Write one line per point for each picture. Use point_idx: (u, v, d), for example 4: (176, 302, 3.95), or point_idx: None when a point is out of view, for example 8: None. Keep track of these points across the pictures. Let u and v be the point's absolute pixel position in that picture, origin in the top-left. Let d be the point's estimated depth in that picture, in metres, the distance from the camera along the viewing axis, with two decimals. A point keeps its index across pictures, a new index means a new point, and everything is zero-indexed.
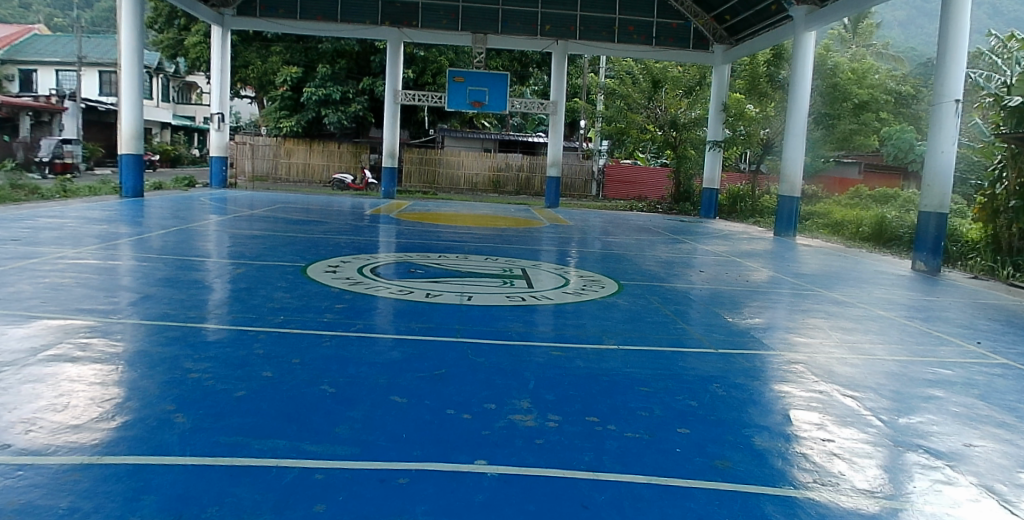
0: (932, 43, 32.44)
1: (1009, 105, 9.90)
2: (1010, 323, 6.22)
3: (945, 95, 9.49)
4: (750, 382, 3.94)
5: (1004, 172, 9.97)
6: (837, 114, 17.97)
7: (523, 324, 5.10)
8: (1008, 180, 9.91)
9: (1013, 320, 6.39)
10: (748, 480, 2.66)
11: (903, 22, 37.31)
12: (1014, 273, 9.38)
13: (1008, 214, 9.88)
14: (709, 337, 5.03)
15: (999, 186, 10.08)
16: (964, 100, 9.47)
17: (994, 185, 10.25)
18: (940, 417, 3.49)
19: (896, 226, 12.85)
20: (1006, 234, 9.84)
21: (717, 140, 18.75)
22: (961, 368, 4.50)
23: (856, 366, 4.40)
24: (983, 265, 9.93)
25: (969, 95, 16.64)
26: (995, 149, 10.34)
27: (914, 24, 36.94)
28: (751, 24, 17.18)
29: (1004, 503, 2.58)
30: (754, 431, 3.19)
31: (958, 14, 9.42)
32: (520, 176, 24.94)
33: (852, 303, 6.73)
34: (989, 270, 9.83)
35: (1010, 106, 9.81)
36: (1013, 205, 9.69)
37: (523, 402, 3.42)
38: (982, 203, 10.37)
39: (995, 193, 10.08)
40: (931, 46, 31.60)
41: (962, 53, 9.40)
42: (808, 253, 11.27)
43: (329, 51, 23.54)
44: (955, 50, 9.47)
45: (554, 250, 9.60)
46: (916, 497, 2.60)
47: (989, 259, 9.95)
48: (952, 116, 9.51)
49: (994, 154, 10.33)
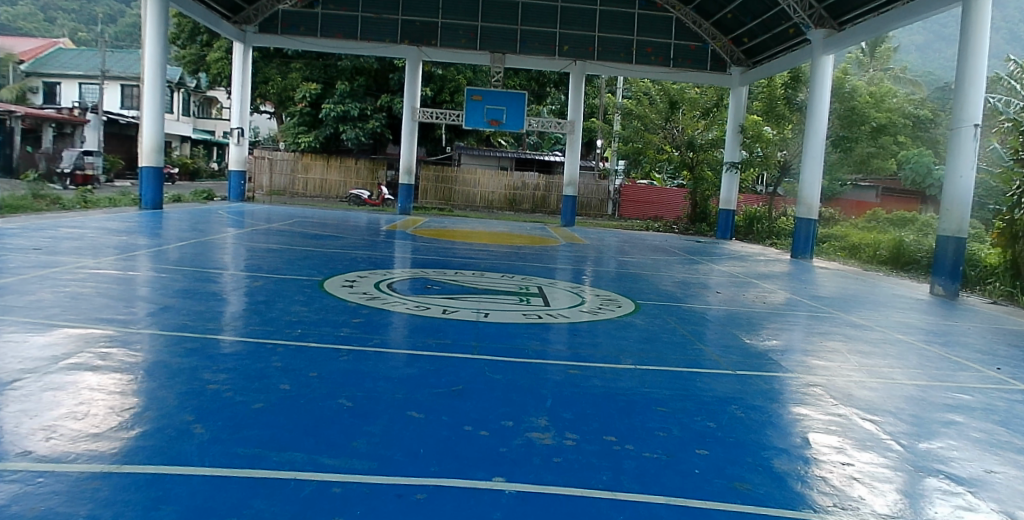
0: (950, 66, 32.57)
1: None
2: None
3: (963, 120, 9.45)
4: (768, 405, 3.91)
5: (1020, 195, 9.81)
6: (856, 137, 17.54)
7: (538, 342, 5.13)
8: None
9: None
10: (767, 503, 2.64)
11: (921, 46, 37.50)
12: None
13: None
14: (725, 359, 4.99)
15: (1019, 210, 9.87)
16: (983, 125, 9.41)
17: (1013, 210, 10.05)
18: (960, 443, 3.45)
19: (914, 249, 12.76)
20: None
21: (734, 162, 18.69)
22: (981, 394, 4.45)
23: (874, 389, 4.37)
24: (1003, 289, 9.88)
25: (991, 120, 16.58)
26: (1015, 176, 10.00)
27: (933, 47, 37.05)
28: (769, 48, 17.22)
29: None
30: (773, 453, 3.17)
31: (977, 38, 9.38)
32: (536, 195, 25.17)
33: (870, 326, 6.68)
34: (1009, 295, 9.75)
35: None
36: None
37: (540, 419, 3.43)
38: (1001, 228, 10.23)
39: (1016, 218, 9.90)
40: (949, 70, 31.78)
41: (981, 79, 9.33)
42: (826, 276, 11.20)
43: (348, 68, 24.01)
44: (974, 75, 9.39)
45: (568, 268, 9.67)
46: None
47: (1008, 284, 9.88)
48: (971, 141, 9.43)
49: (1013, 181, 10.01)
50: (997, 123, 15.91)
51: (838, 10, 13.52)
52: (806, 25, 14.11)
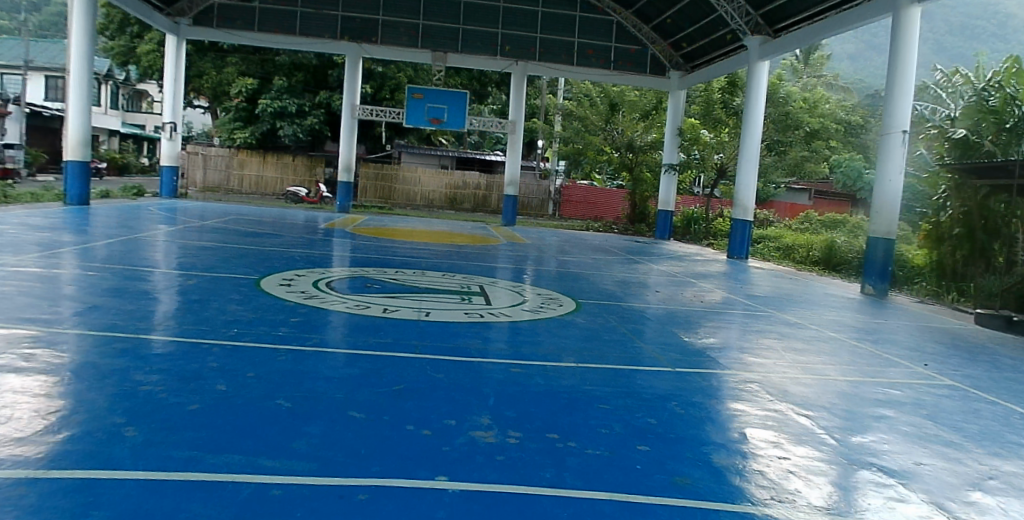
0: (879, 75, 34.04)
1: (954, 137, 10.63)
2: (953, 346, 6.48)
3: (893, 126, 9.88)
4: (707, 401, 3.99)
5: (946, 200, 10.48)
6: (789, 142, 18.50)
7: (479, 341, 5.10)
8: (950, 209, 10.33)
9: (956, 343, 6.64)
10: (707, 497, 2.69)
11: (852, 54, 39.10)
12: (958, 297, 9.75)
13: (951, 240, 10.26)
14: (664, 357, 5.08)
15: (944, 214, 10.53)
16: (910, 131, 9.86)
17: (939, 214, 10.68)
18: (890, 437, 3.60)
19: (846, 250, 13.32)
20: (951, 260, 10.24)
21: (672, 163, 19.02)
22: (909, 389, 4.65)
23: (809, 385, 4.51)
24: (929, 288, 10.45)
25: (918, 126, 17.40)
26: (940, 180, 10.84)
27: (864, 56, 38.70)
28: (707, 53, 17.63)
29: None
30: (712, 448, 3.24)
31: (906, 47, 9.83)
32: (477, 194, 25.13)
33: (804, 325, 6.91)
34: (935, 294, 10.22)
35: (954, 137, 10.52)
36: (957, 232, 10.07)
37: (483, 418, 3.41)
38: (927, 231, 10.87)
39: (940, 221, 10.53)
40: (879, 78, 33.23)
41: (910, 87, 9.79)
42: (761, 276, 11.56)
43: (286, 63, 23.36)
44: (903, 83, 9.87)
45: (510, 267, 9.67)
46: (871, 514, 2.66)
47: (935, 284, 10.35)
48: (900, 147, 9.87)
49: (938, 185, 10.82)
50: None
51: (773, 18, 13.96)
52: (742, 32, 14.53)
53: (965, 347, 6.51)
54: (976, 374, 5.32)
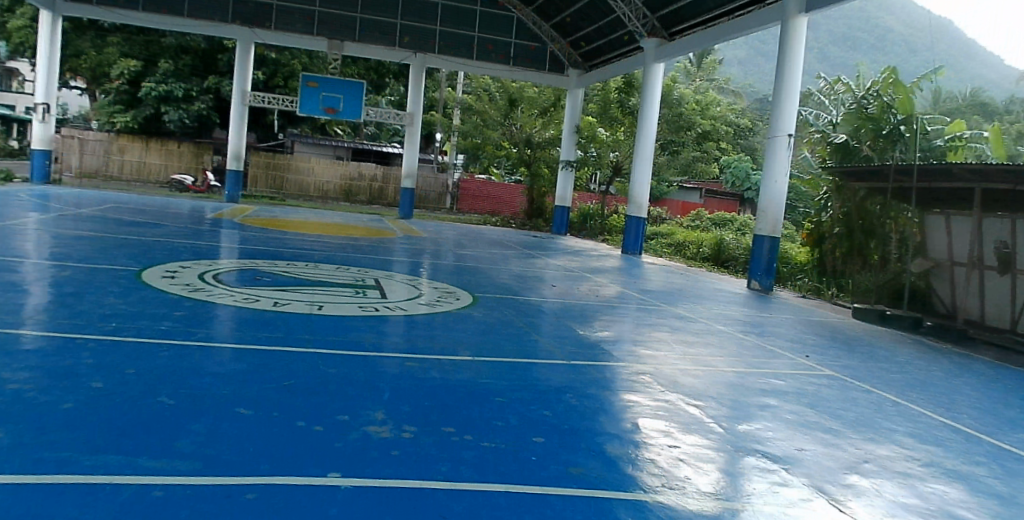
0: (766, 81, 36.17)
1: (835, 142, 11.40)
2: (829, 338, 6.97)
3: (778, 129, 10.52)
4: (600, 392, 4.08)
5: (828, 202, 11.32)
6: (682, 142, 19.23)
7: (374, 335, 4.97)
8: (832, 210, 11.15)
9: (832, 335, 7.15)
10: (600, 486, 2.73)
11: (743, 60, 41.38)
12: (837, 293, 10.64)
13: (831, 239, 11.10)
14: (560, 349, 5.16)
15: (825, 214, 11.38)
16: (794, 135, 10.51)
17: (821, 214, 11.57)
18: (774, 425, 3.81)
19: (733, 248, 14.13)
20: (831, 258, 11.16)
21: (570, 160, 19.53)
22: (791, 379, 4.95)
23: (699, 376, 4.72)
24: (811, 285, 11.26)
25: (800, 131, 18.58)
26: (821, 182, 11.68)
27: (754, 62, 41.07)
28: (604, 52, 18.07)
29: (833, 502, 2.82)
30: (605, 438, 3.30)
31: (792, 56, 10.44)
32: (373, 186, 24.48)
33: (694, 318, 7.23)
34: (816, 290, 11.09)
35: (835, 143, 11.29)
36: (836, 231, 10.86)
37: (377, 412, 3.31)
38: (810, 231, 11.70)
39: (822, 221, 11.34)
40: (766, 85, 35.30)
41: (795, 94, 10.44)
42: (654, 271, 12.02)
43: (172, 45, 22.17)
44: (789, 90, 10.49)
45: (408, 261, 9.53)
46: (756, 498, 2.79)
47: (816, 281, 11.25)
48: (784, 149, 10.49)
49: (820, 186, 11.67)
50: (806, 134, 17.85)
51: (668, 22, 14.51)
52: (639, 34, 15.01)
53: (840, 339, 7.01)
54: (848, 363, 5.75)
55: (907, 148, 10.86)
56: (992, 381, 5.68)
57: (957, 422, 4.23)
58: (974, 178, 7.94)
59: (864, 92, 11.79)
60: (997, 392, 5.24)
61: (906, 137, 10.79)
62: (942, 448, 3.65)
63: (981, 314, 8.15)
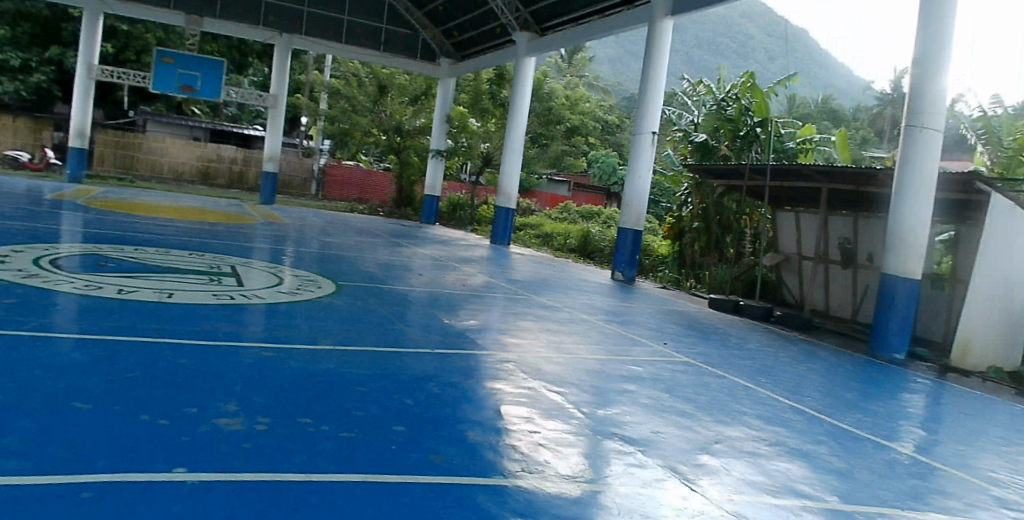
0: (632, 82, 37.83)
1: (695, 141, 12.14)
2: (684, 326, 7.41)
3: (644, 127, 11.03)
4: (463, 380, 4.09)
5: (688, 197, 12.00)
6: (550, 135, 19.70)
7: (231, 324, 4.66)
8: (691, 205, 11.80)
9: (687, 324, 7.61)
10: (462, 473, 2.72)
11: (613, 59, 43.13)
12: (694, 284, 11.30)
13: (690, 233, 11.74)
14: (425, 338, 5.12)
15: (685, 209, 11.98)
16: (658, 133, 11.09)
17: (680, 209, 12.16)
18: (633, 409, 3.98)
19: (599, 240, 14.72)
20: (690, 251, 11.79)
21: (439, 149, 19.15)
22: (649, 365, 5.21)
23: (562, 363, 4.85)
24: (671, 277, 11.67)
25: (663, 131, 19.56)
26: (683, 179, 12.35)
27: (623, 61, 42.89)
28: (476, 44, 18.03)
29: (684, 481, 2.97)
30: (467, 426, 3.30)
31: (658, 58, 10.95)
32: (233, 169, 23.00)
33: (558, 307, 7.43)
34: (675, 283, 11.59)
35: (696, 142, 12.08)
36: (696, 226, 11.51)
37: (230, 404, 3.11)
38: (670, 224, 12.24)
39: (682, 216, 11.95)
40: (634, 84, 36.92)
41: (660, 94, 10.96)
42: (521, 262, 12.23)
43: (9, 11, 20.54)
44: (655, 89, 10.99)
45: (269, 248, 9.06)
46: (614, 479, 2.88)
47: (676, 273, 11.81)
48: (650, 147, 11.06)
49: (681, 183, 12.33)
50: (668, 133, 18.82)
51: (541, 18, 14.73)
52: (512, 27, 15.14)
53: (694, 327, 7.49)
54: (702, 350, 6.14)
55: (762, 149, 11.63)
56: (823, 364, 6.28)
57: (796, 403, 4.64)
58: (821, 178, 8.72)
59: (725, 92, 12.34)
60: (829, 375, 5.81)
61: (761, 138, 11.55)
62: (784, 428, 3.97)
63: (826, 305, 9.36)
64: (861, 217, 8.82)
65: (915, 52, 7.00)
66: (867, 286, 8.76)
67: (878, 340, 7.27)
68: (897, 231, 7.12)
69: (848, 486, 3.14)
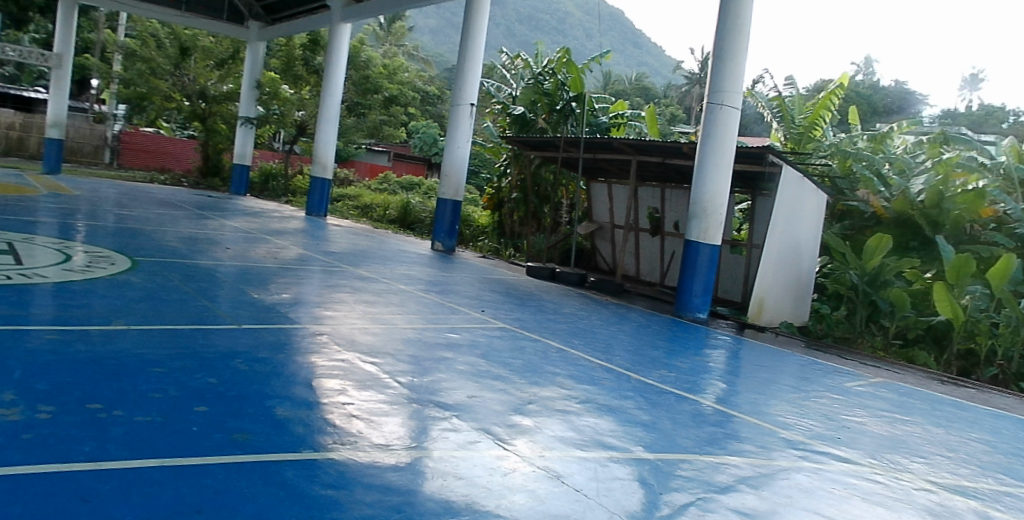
0: (449, 55, 38.47)
1: (514, 114, 12.28)
2: (502, 293, 7.67)
3: (462, 98, 11.06)
4: (275, 356, 3.96)
5: (506, 168, 12.41)
6: (368, 105, 19.31)
7: (9, 308, 4.23)
8: (510, 176, 12.35)
9: (505, 291, 7.88)
10: (268, 449, 2.58)
11: (431, 34, 45.12)
12: (514, 253, 11.81)
13: (509, 202, 12.34)
14: (235, 314, 4.94)
15: (504, 180, 12.52)
16: (475, 105, 11.18)
17: (500, 179, 12.69)
18: (449, 376, 4.03)
19: (419, 211, 14.91)
20: (510, 220, 12.39)
21: (249, 117, 18.52)
22: (466, 332, 5.35)
23: (377, 334, 4.86)
24: (490, 246, 12.09)
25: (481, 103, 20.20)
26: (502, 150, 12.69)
27: (436, 35, 44.59)
28: (289, 8, 17.48)
29: (497, 441, 3.00)
30: (275, 402, 3.17)
31: (476, 30, 11.10)
32: (11, 135, 20.94)
33: (375, 278, 7.44)
34: (494, 251, 12.02)
35: (514, 115, 12.20)
36: (515, 196, 12.11)
37: (5, 395, 2.82)
38: (491, 195, 12.89)
39: (502, 186, 12.54)
40: (450, 57, 37.76)
41: (477, 65, 11.05)
42: (338, 233, 12.00)
43: None
44: (472, 61, 11.07)
45: (54, 223, 8.26)
46: (432, 445, 2.85)
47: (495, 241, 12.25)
48: (467, 117, 11.16)
49: (501, 154, 12.68)
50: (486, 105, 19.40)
51: None
52: None
53: (512, 294, 7.77)
54: (519, 317, 6.35)
55: (577, 123, 12.01)
56: (631, 325, 6.75)
57: (606, 362, 4.92)
58: (632, 151, 9.30)
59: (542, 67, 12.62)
60: (636, 335, 6.24)
61: (576, 112, 11.90)
62: (594, 385, 4.20)
63: (637, 270, 10.37)
64: (668, 188, 9.64)
65: (717, 35, 7.53)
66: (674, 252, 9.75)
67: (682, 301, 7.87)
68: (699, 200, 7.66)
69: (651, 436, 3.37)
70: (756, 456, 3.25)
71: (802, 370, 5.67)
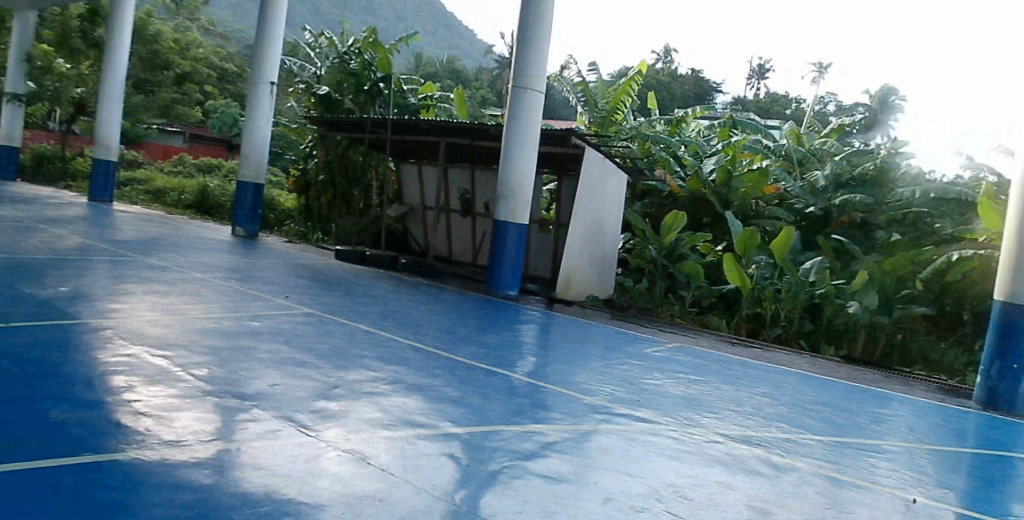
0: (245, 33, 36.57)
1: (319, 94, 12.30)
2: (310, 279, 7.53)
3: (261, 76, 10.66)
4: (57, 356, 3.58)
5: (312, 150, 12.51)
6: (157, 81, 18.00)
7: None
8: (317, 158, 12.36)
9: (312, 276, 7.76)
10: (39, 454, 2.27)
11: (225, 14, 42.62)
12: (322, 237, 12.23)
13: (317, 185, 12.29)
14: (6, 313, 4.45)
15: (311, 162, 12.53)
16: (276, 84, 10.83)
17: (306, 162, 12.74)
18: (251, 365, 3.86)
19: (218, 194, 15.07)
20: (316, 203, 12.43)
21: (18, 93, 17.01)
22: (268, 319, 5.20)
23: (168, 325, 4.59)
24: (297, 230, 12.51)
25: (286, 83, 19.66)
26: (307, 130, 12.64)
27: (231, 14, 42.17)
28: None
29: (300, 428, 2.88)
30: (51, 404, 2.81)
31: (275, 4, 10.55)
32: None
33: (168, 267, 7.05)
34: (301, 235, 12.44)
35: (319, 94, 12.18)
36: (322, 178, 12.10)
37: None
38: (297, 178, 12.77)
39: (308, 169, 12.48)
40: (246, 35, 36.14)
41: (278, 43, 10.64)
42: (126, 221, 11.17)
43: None
44: (272, 38, 10.64)
45: None
46: (235, 438, 2.67)
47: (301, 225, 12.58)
48: (268, 97, 10.76)
49: (306, 135, 12.66)
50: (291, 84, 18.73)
51: None
52: None
53: (320, 279, 7.65)
54: (327, 302, 6.25)
55: (384, 104, 12.24)
56: (442, 305, 6.91)
57: (416, 342, 5.00)
58: (438, 131, 9.48)
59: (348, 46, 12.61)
60: (445, 314, 6.36)
61: (383, 93, 12.11)
62: (402, 366, 4.23)
63: (449, 252, 10.44)
64: (478, 168, 9.89)
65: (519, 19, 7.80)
66: (486, 232, 9.93)
67: (492, 279, 8.13)
68: (506, 179, 7.92)
69: (460, 411, 3.44)
70: (563, 421, 3.45)
71: (609, 339, 6.08)
